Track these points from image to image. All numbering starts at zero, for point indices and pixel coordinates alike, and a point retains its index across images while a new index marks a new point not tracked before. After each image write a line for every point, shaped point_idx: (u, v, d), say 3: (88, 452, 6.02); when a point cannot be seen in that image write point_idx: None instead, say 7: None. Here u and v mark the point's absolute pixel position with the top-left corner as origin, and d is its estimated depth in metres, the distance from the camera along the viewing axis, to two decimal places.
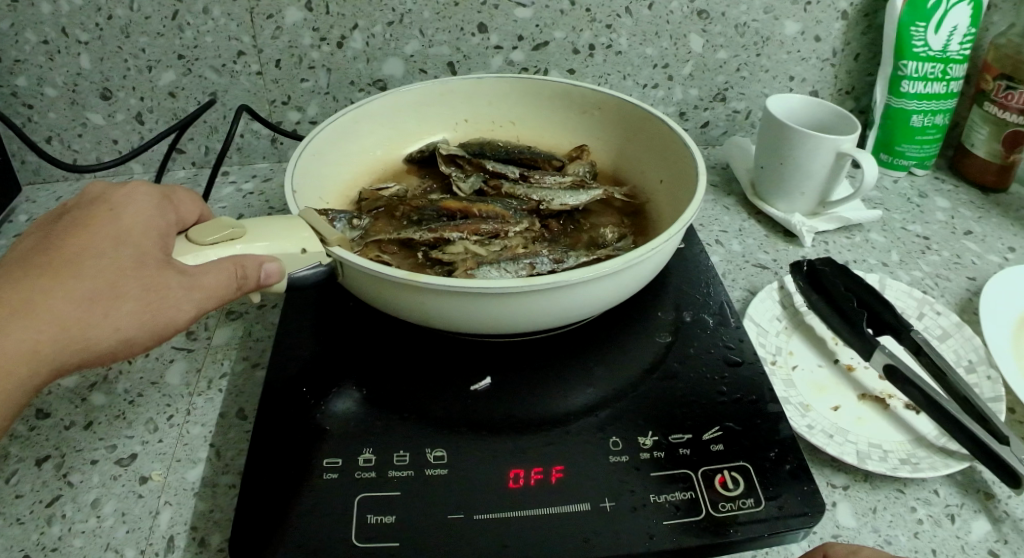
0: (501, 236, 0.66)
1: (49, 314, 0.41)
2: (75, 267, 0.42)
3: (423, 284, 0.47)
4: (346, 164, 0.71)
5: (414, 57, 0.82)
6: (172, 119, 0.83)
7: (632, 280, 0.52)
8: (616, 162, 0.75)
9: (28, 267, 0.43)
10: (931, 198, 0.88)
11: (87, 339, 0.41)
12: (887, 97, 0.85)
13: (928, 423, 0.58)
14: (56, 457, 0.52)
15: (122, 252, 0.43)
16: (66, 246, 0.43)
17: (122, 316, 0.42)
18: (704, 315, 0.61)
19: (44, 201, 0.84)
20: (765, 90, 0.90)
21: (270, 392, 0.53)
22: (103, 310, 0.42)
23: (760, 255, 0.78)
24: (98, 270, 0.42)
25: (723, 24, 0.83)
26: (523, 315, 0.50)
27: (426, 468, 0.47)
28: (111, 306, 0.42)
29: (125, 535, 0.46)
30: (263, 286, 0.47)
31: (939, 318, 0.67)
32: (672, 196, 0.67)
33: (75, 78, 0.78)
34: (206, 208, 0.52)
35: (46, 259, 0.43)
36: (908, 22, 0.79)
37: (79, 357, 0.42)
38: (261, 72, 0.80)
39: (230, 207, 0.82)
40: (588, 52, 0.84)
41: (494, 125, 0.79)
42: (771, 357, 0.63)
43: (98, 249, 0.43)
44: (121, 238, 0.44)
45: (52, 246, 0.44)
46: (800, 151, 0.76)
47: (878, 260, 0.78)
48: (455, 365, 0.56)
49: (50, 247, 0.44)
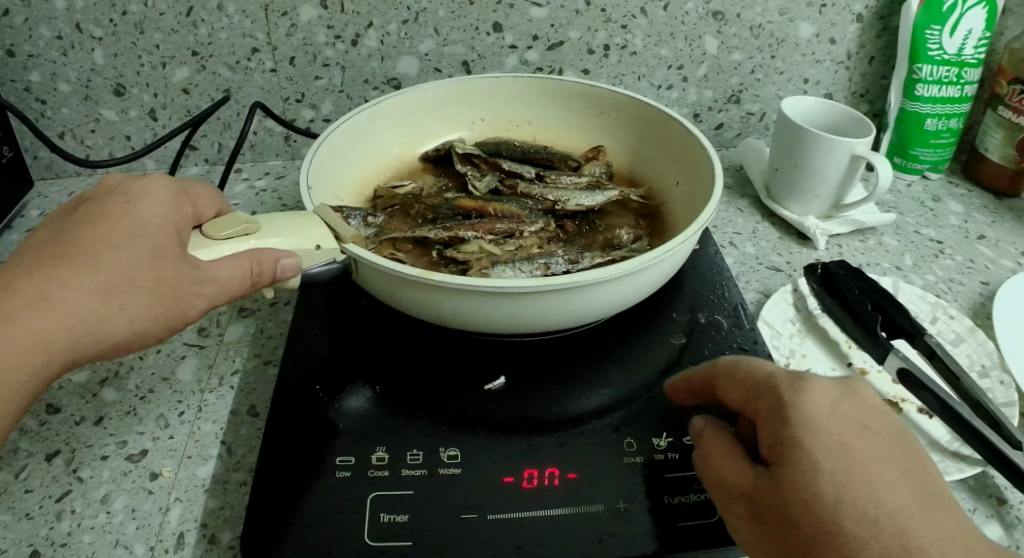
0: (516, 235, 0.65)
1: (63, 304, 0.41)
2: (90, 258, 0.42)
3: (438, 282, 0.47)
4: (361, 162, 0.71)
5: (428, 56, 0.81)
6: (185, 116, 0.83)
7: (648, 282, 0.52)
8: (633, 162, 0.75)
9: (43, 256, 0.42)
10: (944, 202, 0.87)
11: (102, 331, 0.41)
12: (902, 100, 0.84)
13: (942, 428, 0.57)
14: (67, 453, 0.52)
15: (137, 245, 0.43)
16: (81, 237, 0.43)
17: (137, 308, 0.42)
18: (718, 317, 0.61)
19: (56, 196, 0.84)
20: (779, 92, 0.89)
21: (283, 389, 0.53)
22: (118, 302, 0.42)
23: (773, 257, 0.77)
24: (114, 261, 0.42)
25: (737, 26, 0.82)
26: (537, 316, 0.49)
27: (439, 467, 0.46)
28: (126, 298, 0.42)
29: (134, 531, 0.46)
30: (278, 282, 0.47)
31: (952, 323, 0.67)
32: (688, 198, 0.66)
33: (89, 73, 0.78)
34: (221, 202, 0.51)
35: (62, 249, 0.43)
36: (922, 25, 0.78)
37: (93, 348, 0.42)
38: (275, 69, 0.80)
39: (243, 204, 0.82)
40: (603, 52, 0.83)
41: (510, 125, 0.79)
42: (784, 359, 0.63)
43: (113, 241, 0.43)
44: (136, 230, 0.44)
45: (68, 236, 0.44)
46: (815, 153, 0.75)
47: (892, 263, 0.78)
48: (469, 364, 0.56)
49: (66, 237, 0.43)
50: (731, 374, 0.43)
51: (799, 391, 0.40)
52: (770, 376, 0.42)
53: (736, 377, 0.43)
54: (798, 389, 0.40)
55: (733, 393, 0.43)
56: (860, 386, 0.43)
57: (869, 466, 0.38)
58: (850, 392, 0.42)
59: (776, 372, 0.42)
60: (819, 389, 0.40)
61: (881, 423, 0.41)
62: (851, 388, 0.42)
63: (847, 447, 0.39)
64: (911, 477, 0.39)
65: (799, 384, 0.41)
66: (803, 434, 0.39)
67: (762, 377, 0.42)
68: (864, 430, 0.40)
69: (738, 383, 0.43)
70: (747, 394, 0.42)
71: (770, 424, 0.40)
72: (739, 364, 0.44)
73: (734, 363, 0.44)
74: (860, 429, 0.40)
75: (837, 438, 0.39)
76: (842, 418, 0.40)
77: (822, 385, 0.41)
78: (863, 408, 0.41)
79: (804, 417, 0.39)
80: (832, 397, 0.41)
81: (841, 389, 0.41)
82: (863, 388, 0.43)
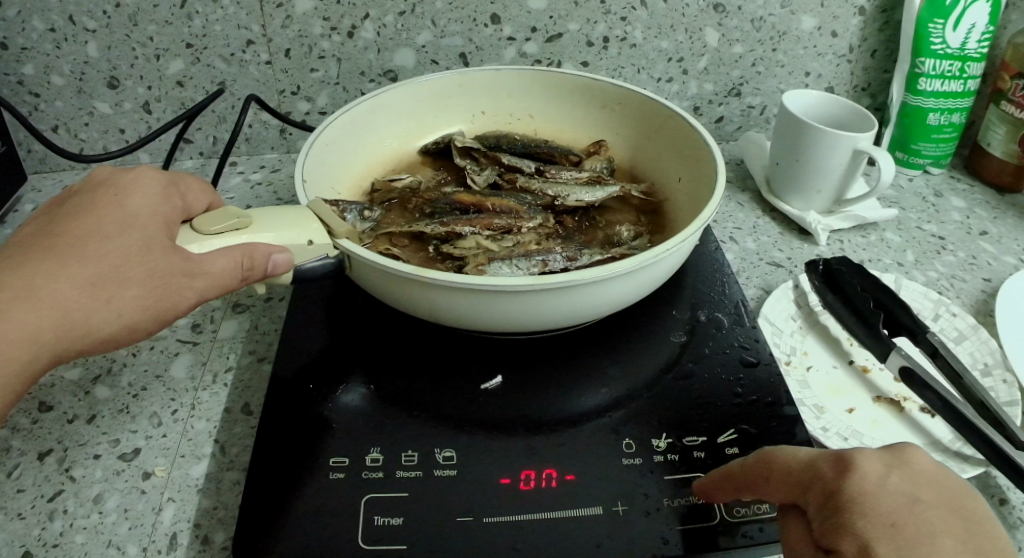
0: (514, 231, 0.65)
1: (51, 299, 0.40)
2: (78, 252, 0.41)
3: (432, 280, 0.46)
4: (358, 156, 0.70)
5: (426, 48, 0.80)
6: (180, 109, 0.82)
7: (647, 281, 0.51)
8: (635, 157, 0.74)
9: (30, 250, 0.41)
10: (946, 197, 0.86)
11: (89, 325, 0.40)
12: (904, 94, 0.83)
13: (944, 427, 0.57)
14: (59, 451, 0.51)
15: (126, 237, 0.42)
16: (69, 230, 0.42)
17: (126, 302, 0.41)
18: (719, 314, 0.60)
19: (50, 190, 0.83)
20: (781, 86, 0.88)
21: (277, 387, 0.52)
22: (106, 296, 0.41)
23: (775, 252, 0.76)
24: (102, 254, 0.41)
25: (739, 18, 0.81)
26: (533, 314, 0.49)
27: (435, 469, 0.46)
28: (115, 291, 0.41)
29: (127, 532, 0.45)
30: (270, 277, 0.46)
31: (954, 320, 0.66)
32: (690, 194, 0.65)
33: (82, 66, 0.77)
34: (212, 196, 0.50)
35: (50, 243, 0.42)
36: (926, 18, 0.77)
37: (81, 343, 0.41)
38: (271, 62, 0.79)
39: (238, 198, 0.81)
40: (603, 44, 0.82)
41: (510, 118, 0.78)
42: (786, 357, 0.63)
43: (102, 234, 0.42)
44: (125, 223, 0.43)
45: (54, 230, 0.43)
46: (817, 148, 0.74)
47: (894, 259, 0.77)
48: (464, 362, 0.55)
49: (53, 231, 0.42)
50: (766, 471, 0.39)
51: (844, 472, 0.35)
52: (811, 462, 0.37)
53: (774, 474, 0.38)
54: (838, 469, 0.35)
55: (777, 492, 0.38)
56: (916, 456, 0.36)
57: (928, 548, 0.32)
58: (900, 463, 0.35)
59: (816, 456, 0.37)
60: (866, 465, 0.35)
61: (942, 493, 0.34)
62: (901, 458, 0.36)
63: (900, 528, 0.32)
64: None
65: (844, 463, 0.35)
66: (849, 520, 0.33)
67: (802, 464, 0.37)
68: (920, 504, 0.33)
69: (777, 479, 0.38)
70: (789, 490, 0.37)
71: (821, 516, 0.35)
72: (772, 456, 0.39)
73: (768, 457, 0.39)
74: (915, 504, 0.33)
75: (886, 517, 0.33)
76: (895, 496, 0.33)
77: (866, 460, 0.35)
78: (917, 479, 0.35)
79: (849, 500, 0.34)
80: (880, 471, 0.35)
81: (889, 459, 0.35)
82: (919, 456, 0.36)
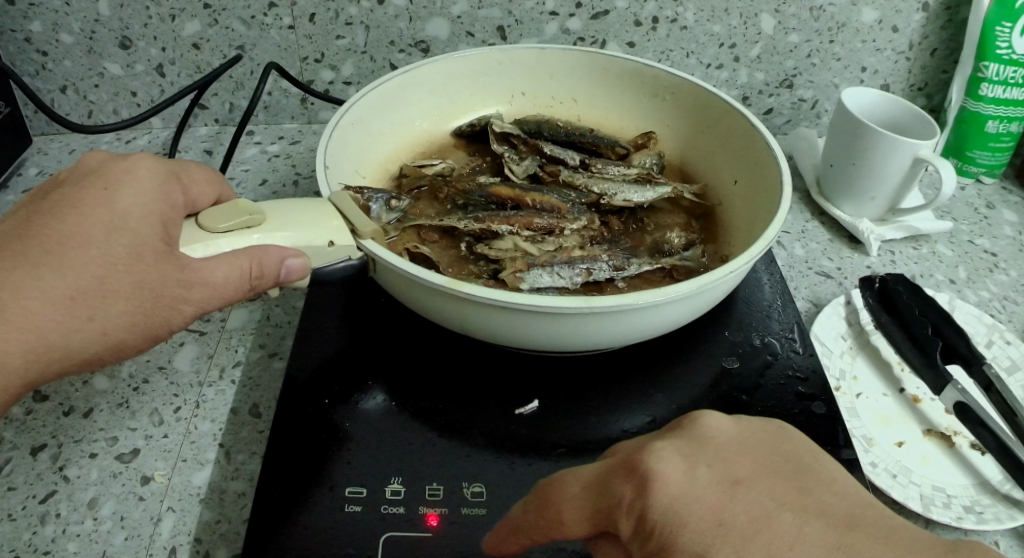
0: (556, 233, 0.60)
1: (20, 317, 0.35)
2: (60, 259, 0.36)
3: (465, 293, 0.41)
4: (388, 136, 0.65)
5: (461, 19, 0.74)
6: (195, 72, 0.76)
7: (701, 304, 0.46)
8: (685, 152, 0.68)
9: (6, 252, 0.36)
10: (998, 210, 0.80)
11: (72, 345, 0.36)
12: (963, 98, 0.77)
13: (994, 467, 0.52)
14: (53, 447, 0.47)
15: (114, 243, 0.37)
16: (52, 230, 0.37)
17: (111, 319, 0.37)
18: (771, 339, 0.55)
19: (56, 152, 0.78)
20: (835, 80, 0.82)
21: (290, 392, 0.48)
22: (89, 313, 0.36)
23: (823, 261, 0.71)
24: (87, 263, 0.36)
25: (797, 6, 0.75)
26: (576, 336, 0.44)
27: (463, 507, 0.41)
28: (100, 306, 0.37)
29: (123, 542, 0.42)
30: (282, 283, 0.41)
31: (1008, 348, 0.61)
32: (746, 199, 0.59)
33: (94, 24, 0.71)
34: (220, 185, 0.45)
35: (29, 245, 0.37)
36: (993, 21, 0.70)
37: (63, 362, 0.37)
38: (294, 26, 0.73)
39: (253, 171, 0.76)
40: (651, 25, 0.76)
41: (553, 101, 0.72)
42: (835, 381, 0.58)
43: (87, 237, 0.37)
44: (113, 226, 0.37)
45: (35, 229, 0.37)
46: (877, 155, 0.68)
47: (945, 276, 0.71)
48: (492, 379, 0.50)
49: (33, 230, 0.37)
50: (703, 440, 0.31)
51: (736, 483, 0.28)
52: (736, 448, 0.31)
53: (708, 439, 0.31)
54: (636, 485, 0.29)
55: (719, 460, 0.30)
56: (708, 426, 0.32)
57: (770, 533, 0.26)
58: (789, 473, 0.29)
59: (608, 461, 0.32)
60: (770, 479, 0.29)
61: (778, 467, 0.30)
62: (700, 433, 0.31)
63: (728, 528, 0.27)
64: (862, 541, 0.26)
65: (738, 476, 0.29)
66: (665, 530, 0.27)
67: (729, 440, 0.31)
68: (741, 486, 0.28)
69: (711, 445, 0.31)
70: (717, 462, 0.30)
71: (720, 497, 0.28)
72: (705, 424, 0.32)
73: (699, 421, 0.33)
74: (729, 484, 0.28)
75: (713, 518, 0.27)
76: (697, 477, 0.29)
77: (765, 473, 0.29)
78: (723, 458, 0.30)
79: (662, 520, 0.28)
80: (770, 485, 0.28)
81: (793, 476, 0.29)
82: (716, 422, 0.32)
